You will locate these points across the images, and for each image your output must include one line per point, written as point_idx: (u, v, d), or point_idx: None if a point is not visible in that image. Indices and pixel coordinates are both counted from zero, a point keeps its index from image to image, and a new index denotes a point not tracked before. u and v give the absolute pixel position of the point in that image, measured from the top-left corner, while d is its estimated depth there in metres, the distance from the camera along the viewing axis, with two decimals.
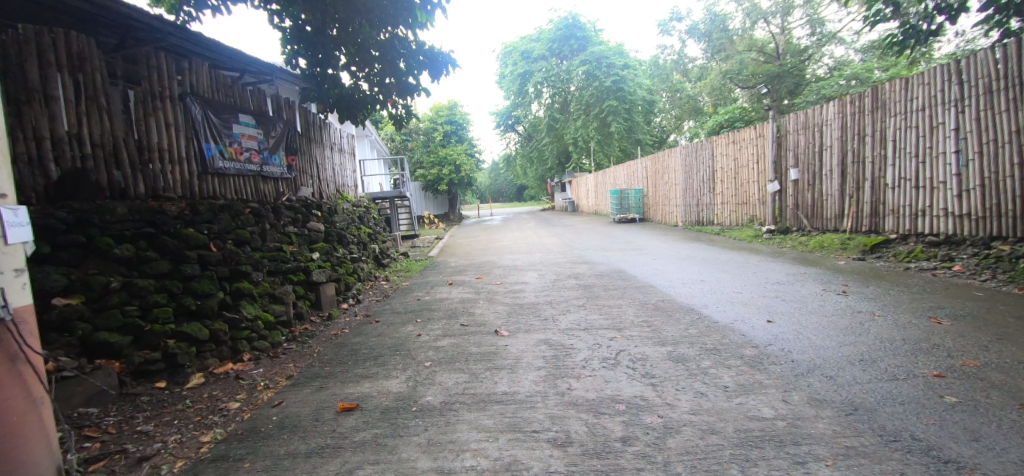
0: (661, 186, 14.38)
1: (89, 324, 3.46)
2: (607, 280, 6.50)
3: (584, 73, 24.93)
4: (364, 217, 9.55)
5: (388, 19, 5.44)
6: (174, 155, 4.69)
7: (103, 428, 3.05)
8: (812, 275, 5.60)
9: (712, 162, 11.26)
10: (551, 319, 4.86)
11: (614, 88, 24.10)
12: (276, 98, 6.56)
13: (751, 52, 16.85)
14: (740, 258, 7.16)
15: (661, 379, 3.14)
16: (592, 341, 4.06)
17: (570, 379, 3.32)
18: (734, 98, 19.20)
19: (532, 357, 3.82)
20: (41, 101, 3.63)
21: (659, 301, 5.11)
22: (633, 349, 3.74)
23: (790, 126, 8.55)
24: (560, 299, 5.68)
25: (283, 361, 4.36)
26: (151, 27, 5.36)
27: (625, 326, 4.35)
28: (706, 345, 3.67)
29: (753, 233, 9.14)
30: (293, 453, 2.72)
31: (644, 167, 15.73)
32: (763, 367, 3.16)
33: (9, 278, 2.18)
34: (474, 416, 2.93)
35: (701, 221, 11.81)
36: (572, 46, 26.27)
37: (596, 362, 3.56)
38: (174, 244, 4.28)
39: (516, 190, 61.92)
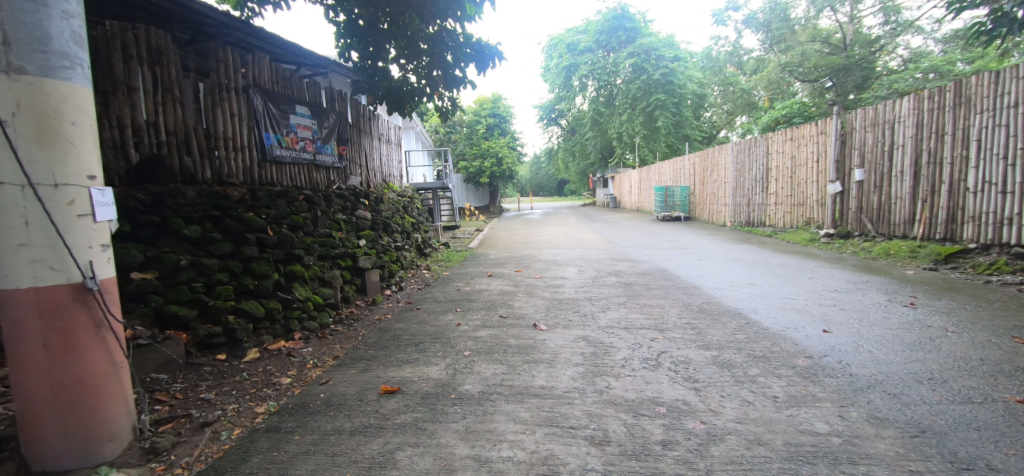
0: (709, 184, 13.93)
1: (161, 297, 3.74)
2: (650, 279, 6.38)
3: (632, 65, 24.39)
4: (408, 207, 9.77)
5: (438, 12, 5.51)
6: (237, 143, 4.96)
7: (172, 393, 3.29)
8: (876, 284, 5.28)
9: (767, 159, 10.79)
10: (591, 315, 4.83)
11: (663, 81, 23.54)
12: (330, 91, 6.80)
13: (814, 43, 15.96)
14: (794, 262, 6.85)
15: (705, 384, 3.07)
16: (633, 340, 4.00)
17: (609, 377, 3.30)
18: (794, 92, 18.33)
19: (571, 353, 3.82)
20: (125, 92, 3.93)
21: (704, 304, 4.97)
22: (675, 351, 3.67)
23: (856, 123, 8.07)
24: (600, 296, 5.63)
25: (331, 342, 4.54)
26: (220, 22, 5.66)
27: (668, 327, 4.27)
28: (755, 351, 3.56)
29: (809, 237, 8.71)
30: (339, 430, 2.85)
31: (692, 163, 15.25)
32: (818, 380, 3.02)
33: (96, 253, 2.37)
34: (511, 407, 2.96)
35: (752, 221, 11.37)
36: (621, 38, 25.67)
37: (637, 362, 3.51)
38: (236, 227, 4.54)
39: (557, 185, 61.78)
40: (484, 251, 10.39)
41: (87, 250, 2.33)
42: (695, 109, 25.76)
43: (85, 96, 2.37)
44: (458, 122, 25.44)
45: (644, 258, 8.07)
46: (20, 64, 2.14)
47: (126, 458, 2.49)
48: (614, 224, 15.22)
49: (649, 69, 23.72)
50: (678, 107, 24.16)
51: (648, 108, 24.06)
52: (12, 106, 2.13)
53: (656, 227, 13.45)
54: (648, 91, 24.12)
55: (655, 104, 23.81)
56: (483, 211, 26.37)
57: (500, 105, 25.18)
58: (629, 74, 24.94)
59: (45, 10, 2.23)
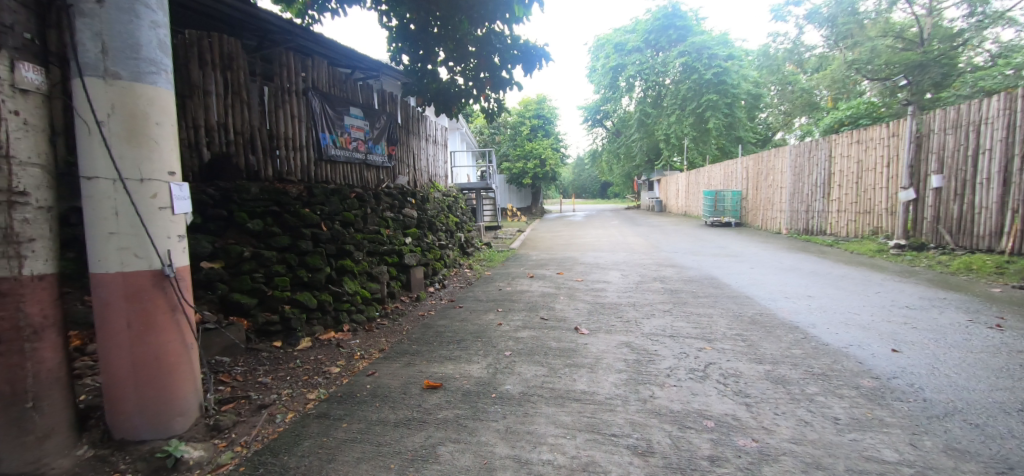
0: (763, 189, 13.41)
1: (226, 285, 4.00)
2: (697, 286, 6.22)
3: (682, 65, 23.73)
4: (452, 207, 9.96)
5: (486, 14, 5.57)
6: (297, 143, 5.21)
7: (233, 375, 3.51)
8: (955, 303, 4.91)
9: (829, 164, 10.25)
10: (634, 322, 4.76)
11: (715, 80, 22.88)
12: (382, 93, 7.02)
13: (887, 37, 14.99)
14: (858, 275, 6.47)
15: (757, 400, 2.97)
16: (679, 349, 3.92)
17: (653, 386, 3.25)
18: (862, 91, 17.26)
19: (613, 358, 3.79)
20: (200, 95, 4.22)
21: (756, 315, 4.79)
22: (725, 363, 3.57)
23: (934, 125, 7.55)
24: (645, 302, 5.55)
25: (378, 335, 4.69)
26: (283, 29, 5.98)
27: (717, 338, 4.15)
28: (813, 368, 3.40)
29: (877, 247, 8.22)
30: (383, 421, 2.95)
31: (745, 166, 14.72)
32: (885, 403, 2.86)
33: (173, 242, 2.56)
34: (552, 410, 2.97)
35: (811, 229, 10.85)
36: (671, 36, 25.08)
37: (683, 372, 3.44)
38: (293, 222, 4.79)
39: (600, 187, 61.10)
40: (527, 252, 10.44)
41: (165, 240, 2.52)
42: (750, 110, 24.77)
43: (168, 98, 2.57)
44: (502, 124, 25.61)
45: (691, 265, 7.86)
46: (115, 71, 2.35)
47: (193, 433, 2.69)
48: (659, 229, 14.90)
49: (700, 69, 23.00)
50: (730, 108, 23.34)
51: (699, 109, 23.39)
52: (107, 108, 2.35)
53: (704, 233, 13.07)
54: (699, 92, 23.44)
55: (706, 105, 23.11)
56: (525, 212, 26.49)
57: (545, 106, 25.14)
58: (679, 74, 24.29)
59: (137, 21, 2.43)
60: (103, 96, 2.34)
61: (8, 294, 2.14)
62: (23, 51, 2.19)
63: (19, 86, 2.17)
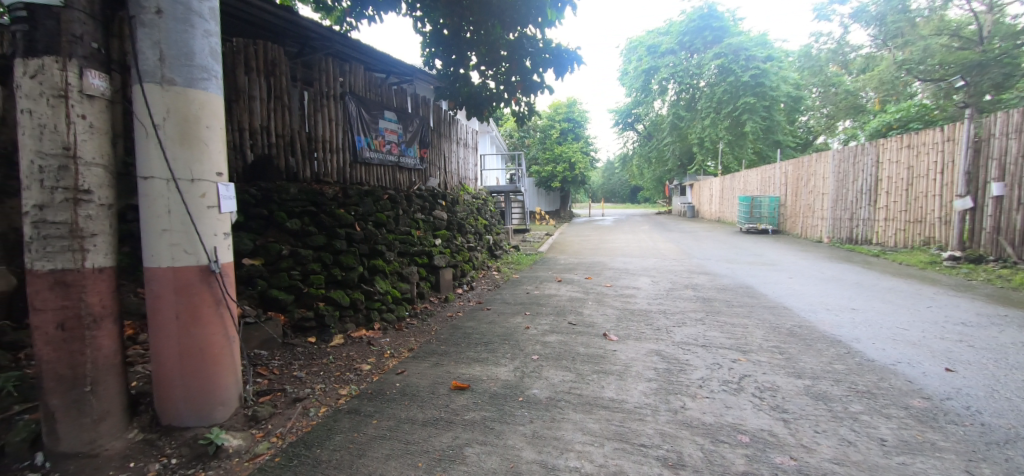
0: (803, 195, 12.99)
1: (265, 281, 4.18)
2: (731, 295, 6.08)
3: (718, 67, 23.13)
4: (481, 209, 10.06)
5: (519, 19, 5.64)
6: (333, 146, 5.38)
7: (270, 368, 3.65)
8: (1017, 321, 4.64)
9: (876, 170, 9.86)
10: (665, 330, 4.70)
11: (752, 83, 22.26)
12: (415, 97, 7.16)
13: (941, 36, 13.90)
14: (907, 288, 6.19)
15: (795, 416, 2.89)
16: (711, 360, 3.85)
17: (684, 397, 3.21)
18: (913, 93, 16.38)
19: (643, 367, 3.75)
20: (245, 100, 4.41)
21: (795, 327, 4.65)
22: (760, 376, 3.49)
23: (996, 129, 7.17)
24: (676, 309, 5.47)
25: (407, 334, 4.79)
26: (322, 36, 6.20)
27: (751, 349, 4.06)
28: (857, 385, 3.29)
29: (929, 258, 7.85)
30: (412, 419, 3.01)
31: (784, 172, 14.29)
32: (938, 426, 2.74)
33: (218, 240, 2.70)
34: (580, 417, 2.98)
35: (855, 238, 10.45)
36: (707, 37, 24.48)
37: (716, 384, 3.38)
38: (329, 222, 4.96)
39: (631, 191, 60.40)
40: (555, 256, 10.43)
41: (212, 237, 2.66)
42: (789, 112, 24.34)
43: (218, 103, 2.71)
44: (532, 127, 25.57)
45: (725, 273, 7.69)
46: (171, 77, 2.50)
47: (233, 422, 2.81)
48: (692, 235, 14.62)
49: (737, 71, 22.38)
50: (769, 111, 22.66)
51: (735, 112, 22.78)
52: (163, 112, 2.49)
53: (738, 240, 12.75)
54: (736, 94, 22.82)
55: (743, 108, 22.49)
56: (554, 216, 26.41)
57: (575, 109, 25.10)
58: (714, 76, 23.70)
59: (192, 30, 2.57)
60: (159, 101, 2.49)
61: (72, 284, 2.31)
62: (91, 59, 2.35)
63: (86, 93, 2.32)
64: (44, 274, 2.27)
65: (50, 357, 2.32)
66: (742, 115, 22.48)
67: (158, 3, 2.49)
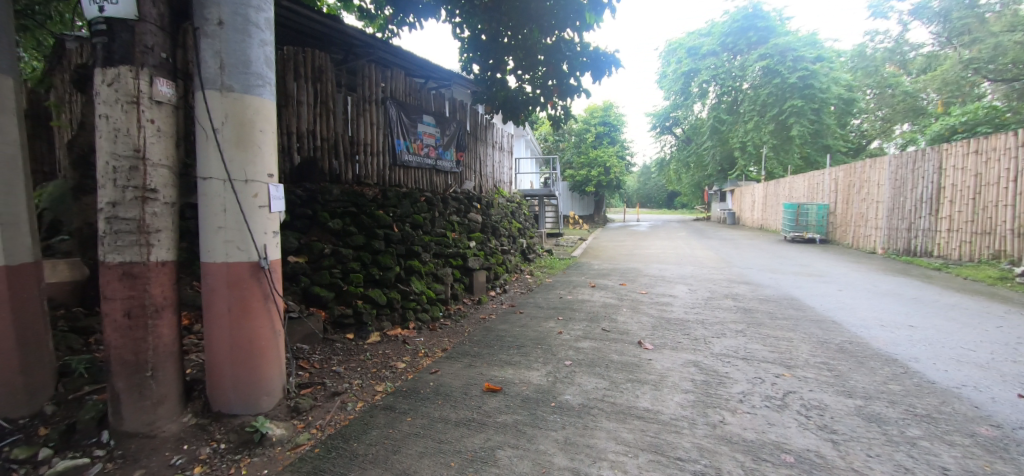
0: (854, 203, 12.43)
1: (308, 278, 4.36)
2: (774, 306, 5.90)
3: (762, 68, 22.18)
4: (516, 212, 10.14)
5: (557, 23, 5.67)
6: (374, 149, 5.57)
7: (311, 362, 3.80)
8: None
9: (939, 177, 9.34)
10: (702, 340, 4.61)
11: (800, 85, 21.17)
12: (453, 102, 7.28)
13: (1016, 33, 12.90)
14: (972, 305, 5.83)
15: (845, 438, 2.79)
16: (753, 374, 3.75)
17: (723, 411, 3.15)
18: (981, 94, 15.32)
19: (679, 378, 3.70)
20: (293, 105, 4.62)
21: (844, 343, 4.47)
22: (806, 393, 3.38)
23: None
24: (715, 320, 5.34)
25: (441, 334, 4.88)
26: (365, 42, 6.45)
27: (796, 365, 3.93)
28: (915, 408, 3.14)
29: (998, 273, 7.36)
30: (445, 419, 3.08)
31: (835, 178, 13.69)
32: (1009, 457, 2.58)
33: (268, 237, 2.84)
34: (613, 426, 2.97)
35: (913, 250, 9.92)
36: (751, 38, 23.60)
37: (758, 399, 3.30)
38: (369, 223, 5.13)
39: (667, 196, 59.26)
40: (589, 261, 10.36)
41: (263, 235, 2.81)
42: (840, 117, 22.18)
43: (271, 108, 2.86)
44: (567, 131, 25.41)
45: (767, 283, 7.45)
46: (230, 84, 2.67)
47: (277, 412, 2.95)
48: (732, 243, 14.22)
49: (784, 72, 21.43)
50: (818, 114, 21.53)
51: (781, 115, 21.80)
52: (222, 117, 2.66)
53: (781, 249, 12.31)
54: (782, 96, 21.82)
55: (789, 111, 21.50)
56: (588, 220, 26.20)
57: (611, 113, 24.93)
58: (759, 78, 22.76)
59: (249, 40, 2.73)
60: (219, 106, 2.65)
61: (138, 276, 2.50)
62: (160, 68, 2.53)
63: (155, 99, 2.50)
64: (114, 265, 2.47)
65: (118, 343, 2.51)
66: (788, 119, 21.63)
67: (220, 15, 2.67)
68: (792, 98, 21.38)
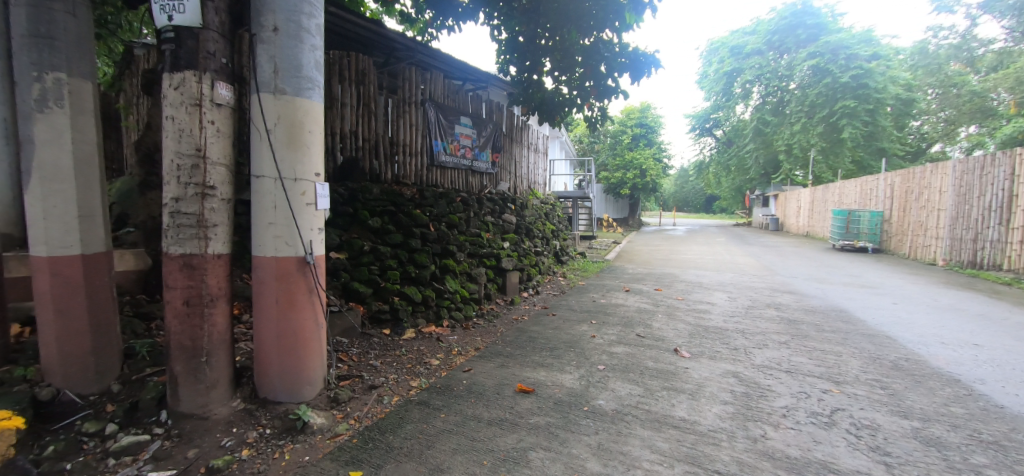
0: (912, 210, 11.80)
1: (348, 274, 4.52)
2: (821, 318, 5.68)
3: (811, 67, 21.09)
4: (549, 214, 10.15)
5: (596, 24, 5.66)
6: (413, 150, 5.72)
7: (350, 355, 3.93)
8: None
9: (1010, 184, 8.76)
10: (742, 351, 4.50)
11: (853, 84, 19.89)
12: (490, 103, 7.37)
13: None
14: None
15: (899, 461, 2.68)
16: (798, 388, 3.64)
17: (764, 425, 3.07)
18: None
19: (718, 388, 3.63)
20: (338, 107, 4.80)
21: (900, 360, 4.26)
22: (856, 411, 3.26)
23: None
24: (756, 330, 5.19)
25: (474, 334, 4.94)
26: (405, 46, 6.63)
27: (845, 381, 3.79)
28: (981, 434, 2.97)
29: None
30: (478, 417, 3.14)
31: (891, 184, 13.01)
32: None
33: (314, 234, 2.97)
34: (648, 434, 2.95)
35: (980, 263, 9.31)
36: (799, 35, 22.67)
37: (803, 415, 3.20)
38: (406, 221, 5.28)
39: (706, 200, 57.82)
40: (623, 265, 10.25)
41: (309, 231, 2.94)
42: (897, 118, 20.85)
43: (320, 110, 2.99)
44: (602, 133, 25.14)
45: (814, 294, 7.16)
46: (282, 87, 2.81)
47: (318, 401, 3.08)
48: (775, 250, 13.75)
49: (835, 71, 20.16)
50: (872, 115, 20.13)
51: (832, 117, 20.73)
52: (275, 119, 2.80)
53: (828, 257, 11.82)
54: (833, 97, 20.57)
55: (841, 112, 20.24)
56: (622, 224, 25.86)
57: (648, 114, 24.55)
58: (808, 77, 21.67)
59: (301, 45, 2.86)
60: (273, 108, 2.79)
61: (197, 267, 2.67)
62: (220, 73, 2.69)
63: (215, 101, 2.66)
64: (176, 256, 2.64)
65: (176, 329, 2.69)
66: (841, 120, 20.35)
67: (275, 22, 2.81)
68: (844, 98, 20.14)
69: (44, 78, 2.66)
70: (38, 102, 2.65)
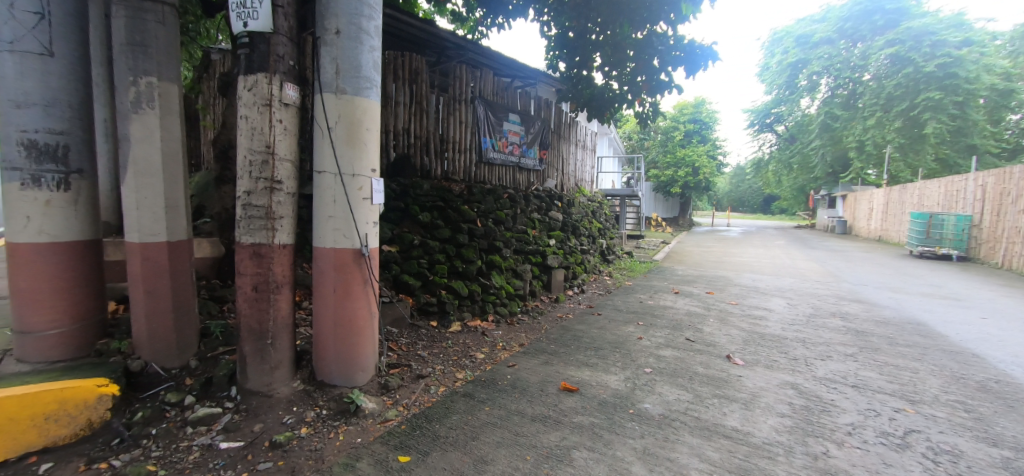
0: (1008, 214, 10.79)
1: (399, 267, 4.71)
2: (894, 331, 5.34)
3: (890, 56, 19.64)
4: (596, 212, 10.07)
5: (649, 16, 5.56)
6: (462, 146, 5.85)
7: (399, 345, 4.09)
8: None
9: None
10: (802, 361, 4.32)
11: (939, 74, 18.32)
12: (539, 100, 7.39)
13: None
14: None
15: None
16: (865, 405, 3.46)
17: (826, 442, 2.95)
18: None
19: (774, 399, 3.52)
20: (392, 105, 4.99)
21: (987, 381, 3.95)
22: (934, 434, 3.05)
23: None
24: (819, 340, 4.95)
25: (519, 330, 5.01)
26: (455, 44, 6.78)
27: (920, 400, 3.56)
28: None
29: None
30: (521, 412, 3.20)
31: (983, 184, 11.96)
32: None
33: (369, 227, 3.12)
34: (698, 442, 2.91)
35: None
36: (877, 21, 20.95)
37: (871, 434, 3.05)
38: (454, 217, 5.41)
39: (763, 201, 55.25)
40: (673, 266, 10.01)
41: (365, 225, 3.09)
42: (992, 111, 19.01)
43: (376, 109, 3.12)
44: (653, 129, 24.54)
45: (887, 304, 6.72)
46: (343, 87, 2.97)
47: (369, 387, 3.24)
48: (842, 255, 12.97)
49: (918, 59, 18.59)
50: (961, 108, 18.47)
51: (912, 110, 19.18)
52: (335, 117, 2.96)
53: (902, 264, 11.03)
54: (914, 89, 18.93)
55: (924, 105, 18.65)
56: (672, 223, 25.27)
57: (702, 109, 23.73)
58: (885, 67, 20.18)
59: (361, 46, 3.00)
60: (334, 107, 2.96)
61: (264, 256, 2.87)
62: (288, 74, 2.88)
63: (284, 102, 2.86)
64: (247, 245, 2.85)
65: (246, 312, 2.91)
66: (924, 113, 18.77)
67: (338, 25, 2.97)
68: (928, 90, 18.46)
69: (139, 83, 2.94)
70: (134, 104, 2.93)
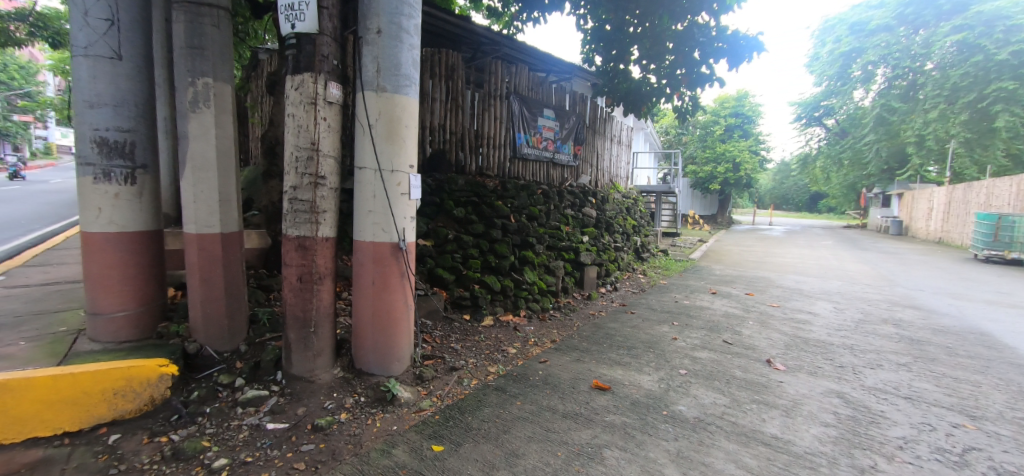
0: None
1: (433, 261, 4.82)
2: (953, 341, 5.06)
3: (957, 43, 18.43)
4: (631, 209, 9.94)
5: (691, 7, 5.40)
6: (496, 142, 5.90)
7: (433, 337, 4.20)
8: None
9: None
10: (849, 369, 4.17)
11: (1014, 62, 17.03)
12: (574, 95, 7.36)
13: None
14: None
15: None
16: (919, 418, 3.32)
17: (875, 455, 2.85)
18: None
19: (818, 408, 3.42)
20: (429, 102, 5.09)
21: None
22: (995, 453, 2.90)
23: None
24: (868, 347, 4.76)
25: (551, 326, 5.05)
26: (490, 39, 6.82)
27: (980, 416, 3.38)
28: None
29: None
30: (552, 408, 3.24)
31: None
32: None
33: (406, 222, 3.21)
34: (734, 448, 2.87)
35: None
36: (943, 6, 19.73)
37: (924, 450, 2.93)
38: (488, 212, 5.48)
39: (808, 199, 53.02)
40: (710, 265, 9.78)
41: (403, 219, 3.18)
42: None
43: (415, 106, 3.20)
44: (693, 123, 23.91)
45: (945, 311, 6.37)
46: (383, 85, 3.05)
47: (405, 377, 3.34)
48: (897, 257, 12.31)
49: (989, 46, 17.36)
50: None
51: (981, 102, 17.92)
52: (376, 114, 3.06)
53: (965, 269, 10.38)
54: (984, 78, 17.76)
55: (995, 96, 17.40)
56: (710, 221, 24.62)
57: (745, 103, 22.95)
58: (951, 55, 18.94)
59: (400, 45, 3.08)
60: (375, 105, 3.05)
61: (309, 248, 3.01)
62: (332, 74, 2.99)
63: (328, 100, 2.97)
64: (293, 238, 3.00)
65: (291, 301, 3.06)
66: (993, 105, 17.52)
67: (379, 24, 3.05)
68: (999, 79, 17.31)
69: (196, 83, 3.12)
70: (191, 104, 3.12)
